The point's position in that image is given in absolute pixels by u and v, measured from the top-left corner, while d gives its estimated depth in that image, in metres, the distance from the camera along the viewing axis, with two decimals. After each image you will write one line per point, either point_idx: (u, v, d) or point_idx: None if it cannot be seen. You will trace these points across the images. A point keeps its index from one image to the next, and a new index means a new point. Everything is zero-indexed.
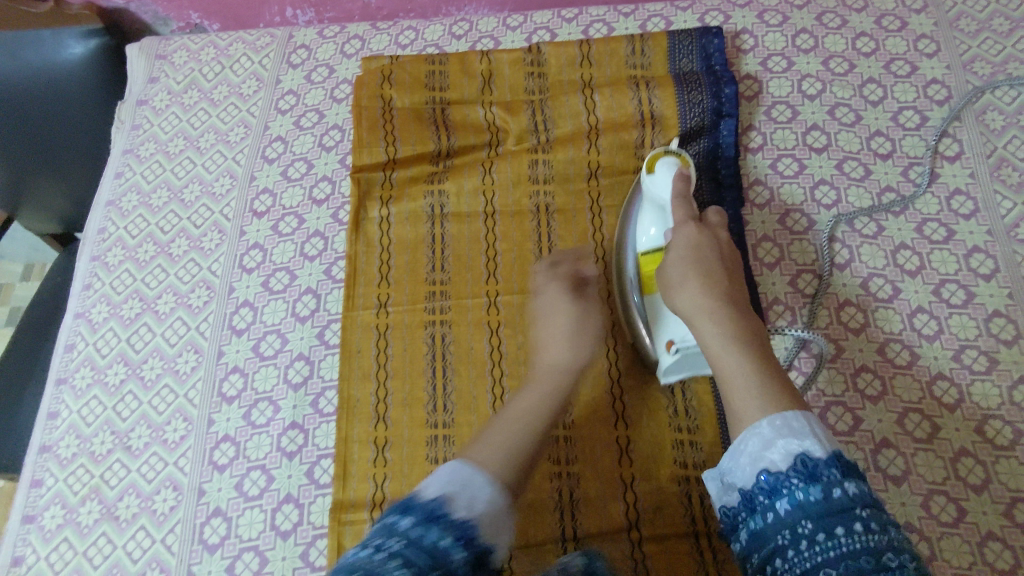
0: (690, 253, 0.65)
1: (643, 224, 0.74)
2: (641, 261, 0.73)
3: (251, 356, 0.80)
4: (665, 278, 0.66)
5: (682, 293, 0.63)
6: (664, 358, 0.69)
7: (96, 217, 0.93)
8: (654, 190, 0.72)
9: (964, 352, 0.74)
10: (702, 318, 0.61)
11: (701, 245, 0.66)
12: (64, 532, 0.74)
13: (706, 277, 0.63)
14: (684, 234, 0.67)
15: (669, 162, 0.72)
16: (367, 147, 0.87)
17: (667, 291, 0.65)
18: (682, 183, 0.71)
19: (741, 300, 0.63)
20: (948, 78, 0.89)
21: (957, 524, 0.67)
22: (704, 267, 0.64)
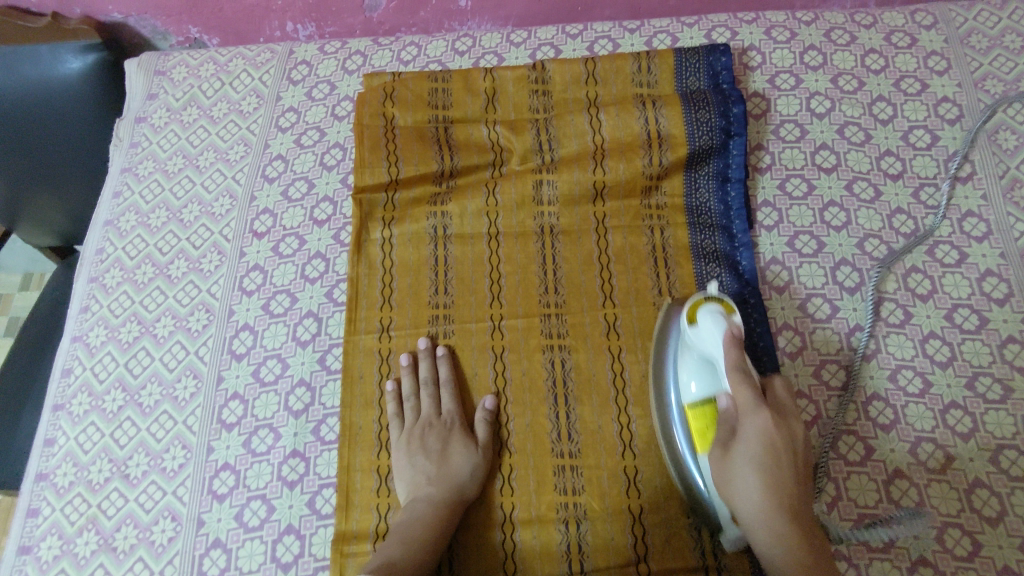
0: (761, 452, 0.61)
1: (688, 381, 0.67)
2: (689, 417, 0.66)
3: (251, 382, 0.79)
4: (727, 475, 0.62)
5: (743, 506, 0.60)
6: (728, 529, 0.64)
7: (94, 236, 0.92)
8: (702, 343, 0.66)
9: (977, 379, 0.72)
10: (761, 528, 0.59)
11: (773, 443, 0.61)
12: (60, 563, 0.73)
13: (776, 489, 0.60)
14: (755, 429, 0.62)
15: (714, 311, 0.66)
16: (368, 167, 0.86)
17: (727, 488, 0.62)
18: (732, 341, 0.64)
19: (802, 505, 0.60)
20: (959, 96, 0.87)
21: (972, 558, 0.65)
22: (773, 471, 0.60)
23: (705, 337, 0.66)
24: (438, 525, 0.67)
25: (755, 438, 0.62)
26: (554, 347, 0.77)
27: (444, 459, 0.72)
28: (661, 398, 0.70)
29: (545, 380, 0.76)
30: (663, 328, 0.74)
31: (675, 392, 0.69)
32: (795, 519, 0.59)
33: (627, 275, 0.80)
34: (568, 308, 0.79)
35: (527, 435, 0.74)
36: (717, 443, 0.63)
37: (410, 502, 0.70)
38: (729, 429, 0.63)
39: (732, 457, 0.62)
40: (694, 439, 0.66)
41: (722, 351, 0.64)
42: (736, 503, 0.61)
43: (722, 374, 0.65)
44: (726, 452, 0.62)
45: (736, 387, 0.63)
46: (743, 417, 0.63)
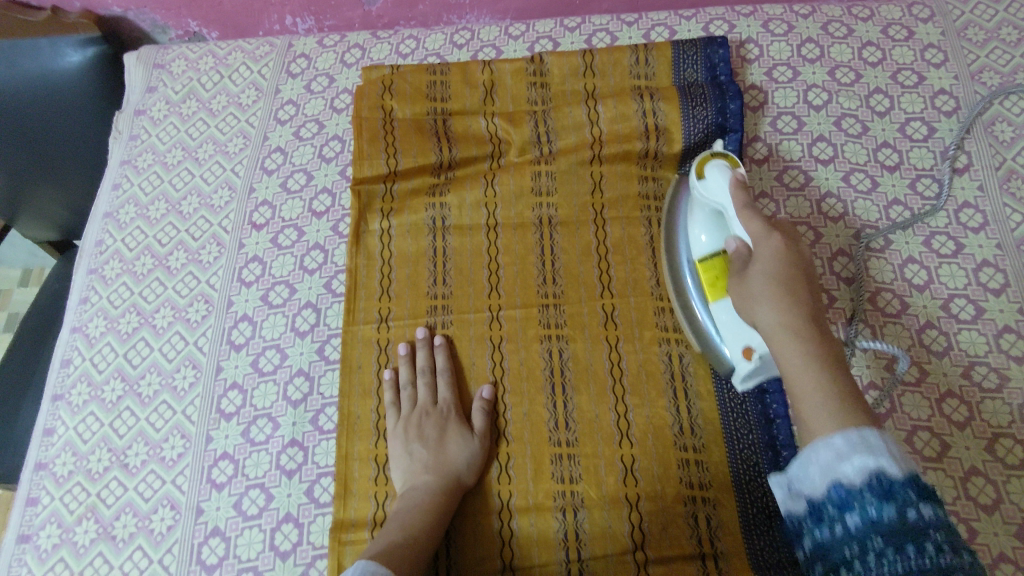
0: (773, 263, 0.62)
1: (699, 235, 0.73)
2: (701, 269, 0.73)
3: (250, 372, 0.79)
4: (745, 291, 0.63)
5: (763, 318, 0.60)
6: (740, 366, 0.69)
7: (93, 228, 0.92)
8: (711, 195, 0.71)
9: (973, 369, 0.73)
10: (780, 339, 0.59)
11: (785, 259, 0.62)
12: (59, 552, 0.73)
13: (789, 286, 0.60)
14: (768, 249, 0.63)
15: (718, 166, 0.71)
16: (367, 158, 0.86)
17: (748, 307, 0.63)
18: (738, 186, 0.68)
19: (821, 321, 0.59)
20: (955, 89, 0.88)
21: (968, 545, 0.65)
22: (787, 279, 0.61)
23: (712, 188, 0.71)
24: (436, 512, 0.67)
25: (768, 259, 0.62)
26: (553, 337, 0.77)
27: (442, 446, 0.72)
28: (673, 260, 0.78)
29: (543, 369, 0.76)
30: (673, 203, 0.81)
31: (688, 248, 0.76)
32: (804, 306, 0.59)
33: (625, 265, 0.80)
34: (566, 298, 0.79)
35: (524, 425, 0.74)
36: (735, 273, 0.65)
37: (409, 490, 0.70)
38: (745, 255, 0.65)
39: (747, 281, 0.63)
40: (707, 289, 0.72)
41: (729, 195, 0.69)
42: (754, 313, 0.62)
43: (732, 219, 0.68)
44: (744, 272, 0.64)
45: (747, 222, 0.66)
46: (756, 244, 0.64)
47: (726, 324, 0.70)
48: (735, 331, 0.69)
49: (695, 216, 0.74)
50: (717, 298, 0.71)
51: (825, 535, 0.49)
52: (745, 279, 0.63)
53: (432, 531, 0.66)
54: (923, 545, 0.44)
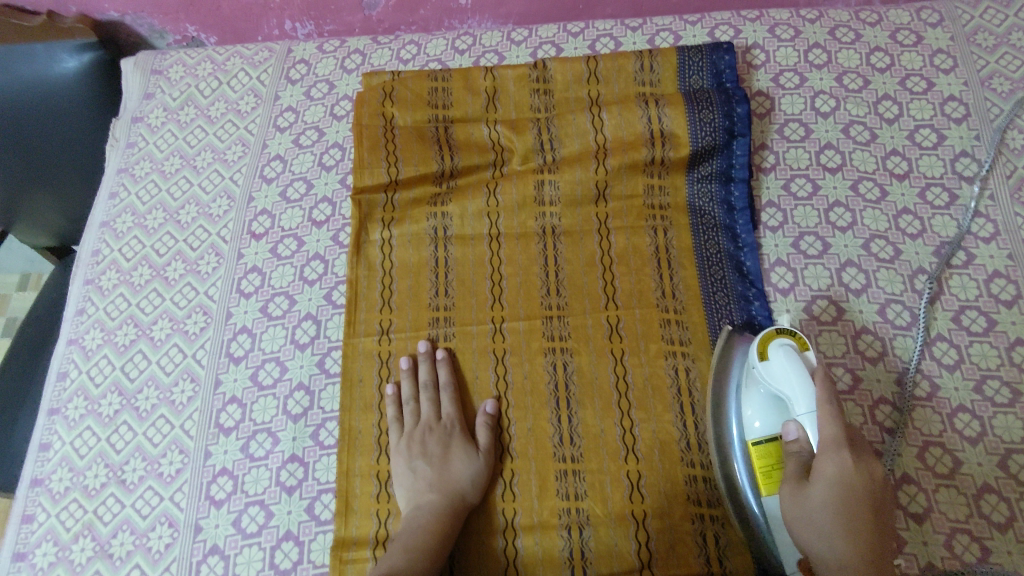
0: (840, 491, 0.58)
1: (751, 418, 0.66)
2: (753, 456, 0.65)
3: (249, 386, 0.78)
4: (801, 513, 0.59)
5: (819, 550, 0.58)
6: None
7: (90, 238, 0.91)
8: (772, 379, 0.64)
9: (985, 383, 0.71)
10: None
11: (853, 485, 0.58)
12: (56, 570, 0.72)
13: (855, 531, 0.57)
14: (834, 466, 0.59)
15: (785, 346, 0.64)
16: (367, 167, 0.84)
17: (801, 532, 0.59)
18: (819, 383, 0.62)
19: (883, 551, 0.57)
20: (965, 95, 0.86)
21: (981, 565, 0.64)
22: (851, 513, 0.57)
23: (778, 375, 0.64)
24: (440, 533, 0.66)
25: (832, 478, 0.58)
26: (557, 350, 0.76)
27: (446, 463, 0.71)
28: (719, 417, 0.70)
29: (547, 383, 0.75)
30: (722, 360, 0.72)
31: (738, 427, 0.67)
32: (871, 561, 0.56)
33: (631, 276, 0.79)
34: (570, 310, 0.78)
35: (528, 440, 0.73)
36: (792, 477, 0.61)
37: (413, 509, 0.69)
38: (802, 464, 0.61)
39: (810, 487, 0.59)
40: (758, 477, 0.65)
41: (804, 389, 0.62)
42: (806, 541, 0.59)
43: (801, 412, 0.62)
44: (800, 488, 0.60)
45: (823, 420, 0.60)
46: (822, 452, 0.60)
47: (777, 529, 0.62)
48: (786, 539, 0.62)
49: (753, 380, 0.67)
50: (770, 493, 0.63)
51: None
52: (804, 499, 0.59)
53: (436, 555, 0.65)
54: None
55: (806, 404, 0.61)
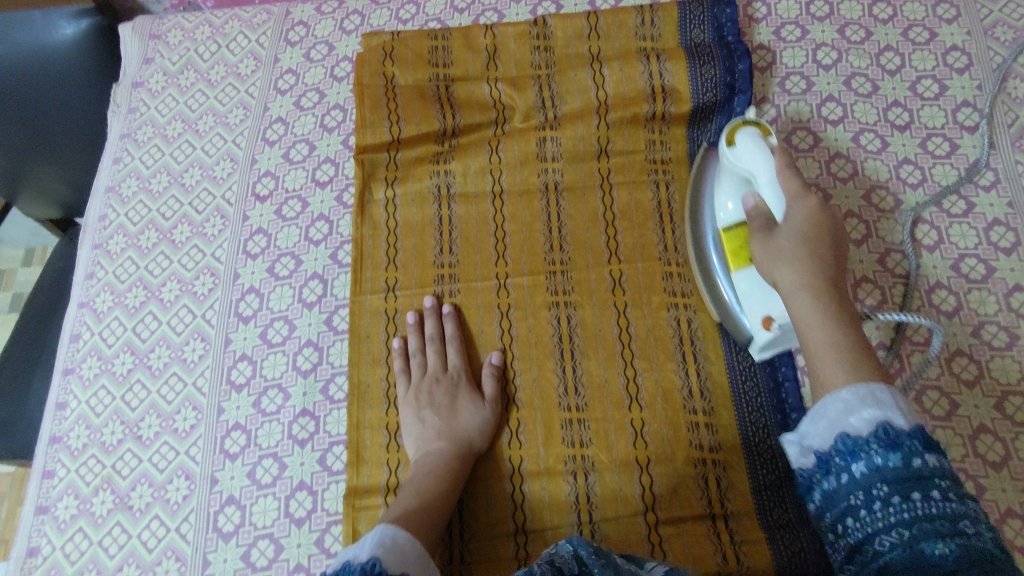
0: (800, 230, 0.63)
1: (724, 203, 0.71)
2: (724, 239, 0.72)
3: (259, 344, 0.79)
4: (771, 251, 0.64)
5: (782, 277, 0.63)
6: (759, 336, 0.69)
7: (96, 203, 0.92)
8: (738, 163, 0.69)
9: (983, 328, 0.73)
10: (798, 300, 0.61)
11: (818, 223, 0.64)
12: (77, 523, 0.74)
13: (813, 248, 0.62)
14: (800, 210, 0.64)
15: (751, 133, 0.69)
16: (370, 127, 0.85)
17: (769, 266, 0.64)
18: (777, 155, 0.67)
19: (841, 285, 0.62)
20: (968, 45, 0.86)
21: (976, 501, 0.66)
22: (815, 242, 0.63)
23: (743, 157, 0.68)
24: (449, 479, 0.68)
25: (795, 222, 0.64)
26: (560, 303, 0.77)
27: (454, 413, 0.72)
28: (696, 222, 0.76)
29: (552, 336, 0.76)
30: (701, 168, 0.79)
31: (712, 217, 0.75)
32: (825, 275, 0.61)
33: (633, 231, 0.80)
34: (573, 264, 0.79)
35: (534, 391, 0.74)
36: (761, 230, 0.66)
37: (423, 456, 0.70)
38: (767, 219, 0.66)
39: (777, 237, 0.64)
40: (729, 259, 0.71)
41: (767, 163, 0.66)
42: (779, 283, 0.63)
43: (768, 183, 0.66)
44: (767, 234, 0.65)
45: (784, 179, 0.65)
46: (788, 205, 0.65)
47: (750, 292, 0.69)
48: (756, 302, 0.68)
49: (722, 175, 0.73)
50: (742, 268, 0.70)
51: (831, 486, 0.52)
52: (773, 241, 0.64)
53: (446, 498, 0.67)
54: (929, 492, 0.47)
55: (767, 175, 0.66)
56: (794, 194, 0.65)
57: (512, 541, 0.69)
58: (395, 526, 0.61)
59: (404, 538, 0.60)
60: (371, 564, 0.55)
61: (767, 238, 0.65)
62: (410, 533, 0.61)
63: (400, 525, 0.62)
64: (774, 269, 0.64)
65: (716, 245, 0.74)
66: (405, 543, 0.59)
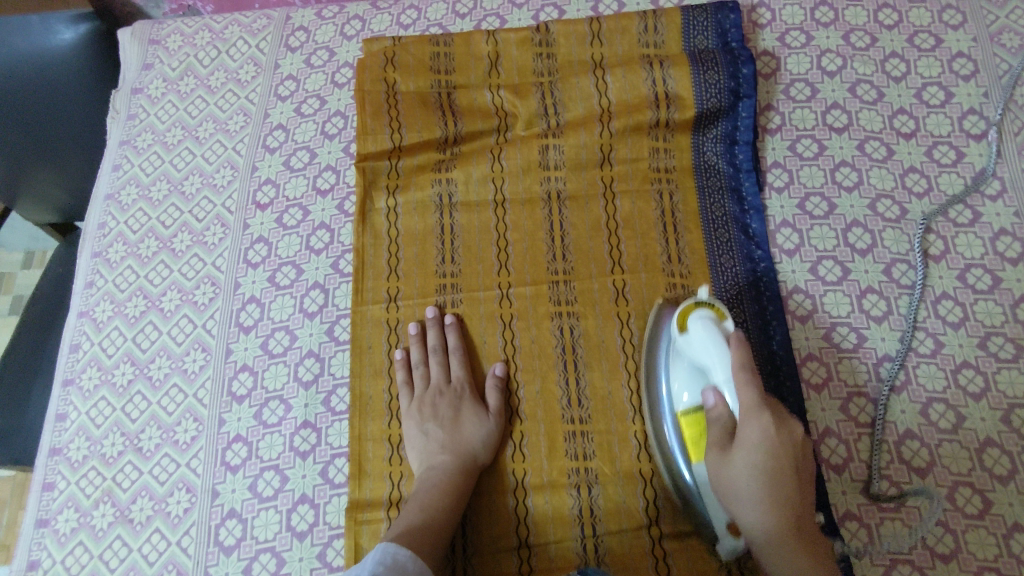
0: (760, 458, 0.56)
1: (680, 389, 0.66)
2: (682, 425, 0.66)
3: (260, 354, 0.79)
4: (731, 495, 0.58)
5: (748, 518, 0.57)
6: (723, 539, 0.64)
7: (95, 211, 0.91)
8: (693, 351, 0.64)
9: (990, 340, 0.72)
10: (770, 529, 0.55)
11: (777, 450, 0.56)
12: (78, 535, 0.73)
13: (780, 485, 0.56)
14: (755, 432, 0.57)
15: (704, 318, 0.64)
16: (371, 134, 0.84)
17: (725, 489, 0.58)
18: (734, 348, 0.61)
19: (801, 501, 0.56)
20: (974, 51, 0.85)
21: (983, 516, 0.66)
22: (776, 481, 0.56)
23: (698, 346, 0.64)
24: (451, 493, 0.68)
25: (751, 448, 0.56)
26: (563, 313, 0.77)
27: (456, 426, 0.72)
28: (652, 387, 0.71)
29: (555, 347, 0.75)
30: (656, 319, 0.73)
31: (670, 398, 0.68)
32: (794, 518, 0.56)
33: (637, 241, 0.79)
34: (576, 274, 0.78)
35: (538, 403, 0.74)
36: (716, 444, 0.59)
37: (426, 470, 0.70)
38: (726, 430, 0.60)
39: (732, 463, 0.58)
40: (689, 448, 0.65)
41: (721, 358, 0.61)
42: (737, 510, 0.58)
43: (723, 383, 0.61)
44: (723, 452, 0.59)
45: (738, 387, 0.59)
46: (743, 420, 0.57)
47: (707, 488, 0.63)
48: (716, 505, 0.63)
49: (677, 345, 0.67)
50: (700, 462, 0.64)
51: None
52: (729, 474, 0.58)
53: (449, 514, 0.66)
54: None
55: (722, 369, 0.61)
56: (747, 399, 0.58)
57: (515, 555, 0.69)
58: (396, 544, 0.60)
59: (406, 557, 0.59)
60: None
61: (718, 450, 0.59)
62: (412, 551, 0.61)
63: (402, 542, 0.61)
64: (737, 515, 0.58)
65: (671, 425, 0.68)
66: (407, 561, 0.59)
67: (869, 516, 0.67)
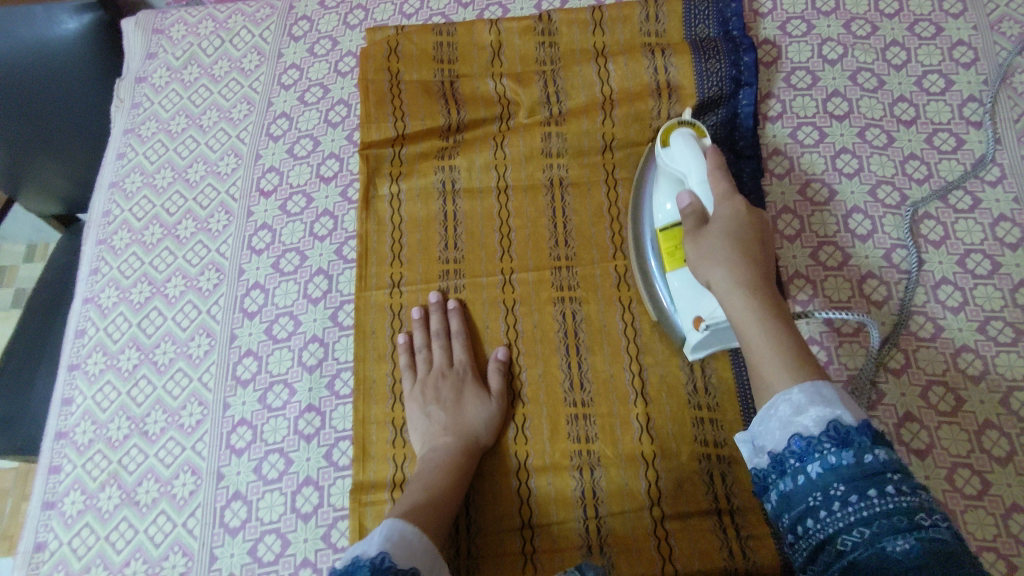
0: (731, 230, 0.61)
1: (661, 202, 0.70)
2: (661, 238, 0.70)
3: (265, 339, 0.79)
4: (699, 256, 0.62)
5: (718, 277, 0.60)
6: (691, 335, 0.67)
7: (99, 199, 0.92)
8: (673, 163, 0.69)
9: (989, 324, 0.73)
10: (736, 302, 0.58)
11: (746, 229, 0.62)
12: (85, 518, 0.74)
13: (743, 252, 0.60)
14: (729, 212, 0.63)
15: (685, 134, 0.69)
16: (375, 122, 0.85)
17: (698, 267, 0.62)
18: (710, 158, 0.66)
19: (770, 283, 0.60)
20: (974, 39, 0.85)
21: (982, 496, 0.66)
22: (745, 249, 0.61)
23: (677, 156, 0.69)
24: (455, 473, 0.68)
25: (725, 220, 0.62)
26: (565, 298, 0.77)
27: (460, 408, 0.72)
28: (637, 223, 0.76)
29: (557, 331, 0.76)
30: (641, 173, 0.78)
31: (651, 222, 0.73)
32: (755, 272, 0.60)
33: None
34: (578, 259, 0.79)
35: (540, 386, 0.74)
36: (692, 227, 0.64)
37: (429, 451, 0.71)
38: (700, 215, 0.64)
39: (705, 238, 0.62)
40: (665, 257, 0.70)
41: (698, 163, 0.66)
42: (704, 271, 0.61)
43: (699, 182, 0.66)
44: (696, 231, 0.64)
45: (714, 180, 0.64)
46: (718, 203, 0.64)
47: (682, 292, 0.68)
48: (691, 302, 0.67)
49: (660, 175, 0.72)
50: (676, 267, 0.68)
51: (788, 485, 0.49)
52: (701, 239, 0.62)
53: (453, 493, 0.67)
54: (883, 489, 0.44)
55: (698, 176, 0.66)
56: (721, 188, 0.64)
57: (519, 536, 0.69)
58: (402, 520, 0.61)
59: (412, 533, 0.60)
60: (380, 558, 0.55)
61: (694, 232, 0.64)
62: (417, 528, 0.61)
63: (407, 520, 0.62)
64: (705, 273, 0.61)
65: (654, 246, 0.72)
66: (413, 537, 0.59)
67: None
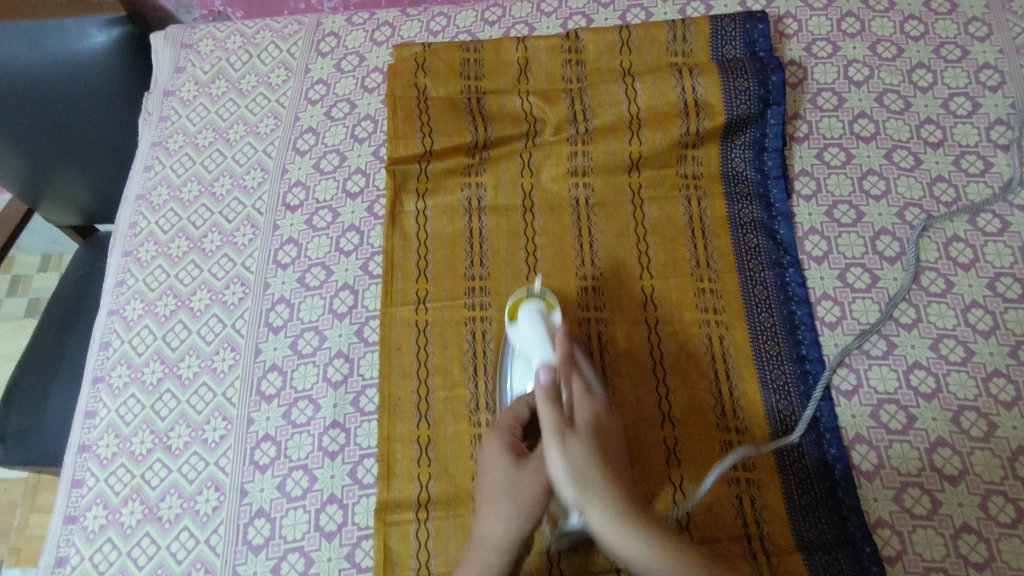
0: (585, 420, 0.60)
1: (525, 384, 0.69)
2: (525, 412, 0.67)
3: (290, 354, 0.79)
4: (570, 468, 0.56)
5: (592, 503, 0.56)
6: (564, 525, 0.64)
7: (126, 210, 0.92)
8: (521, 337, 0.67)
9: (1021, 348, 0.72)
10: (620, 536, 0.55)
11: (596, 418, 0.62)
12: (107, 532, 0.74)
13: (603, 451, 0.59)
14: (581, 407, 0.61)
15: (533, 308, 0.68)
16: (402, 138, 0.85)
17: (569, 485, 0.56)
18: (554, 335, 0.66)
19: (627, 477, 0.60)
20: (1000, 63, 0.86)
21: (1016, 525, 0.65)
22: (604, 446, 0.60)
23: (525, 334, 0.67)
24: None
25: (584, 415, 0.61)
26: (592, 318, 0.77)
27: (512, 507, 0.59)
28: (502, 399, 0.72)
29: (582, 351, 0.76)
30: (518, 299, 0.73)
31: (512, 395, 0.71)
32: (620, 482, 0.58)
33: (665, 246, 0.79)
34: (605, 280, 0.79)
35: None
36: (553, 433, 0.58)
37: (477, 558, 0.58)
38: (555, 400, 0.60)
39: (567, 440, 0.57)
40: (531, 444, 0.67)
41: (544, 343, 0.65)
42: (580, 493, 0.56)
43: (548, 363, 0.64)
44: (562, 433, 0.58)
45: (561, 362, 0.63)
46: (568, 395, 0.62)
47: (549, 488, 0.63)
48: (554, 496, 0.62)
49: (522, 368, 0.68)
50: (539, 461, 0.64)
51: None
52: (566, 445, 0.57)
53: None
54: None
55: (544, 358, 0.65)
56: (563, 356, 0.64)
57: (546, 557, 0.68)
58: None
59: None
60: None
61: (562, 435, 0.57)
62: None
63: None
64: (586, 487, 0.56)
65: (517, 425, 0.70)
66: None
67: (901, 524, 0.66)
